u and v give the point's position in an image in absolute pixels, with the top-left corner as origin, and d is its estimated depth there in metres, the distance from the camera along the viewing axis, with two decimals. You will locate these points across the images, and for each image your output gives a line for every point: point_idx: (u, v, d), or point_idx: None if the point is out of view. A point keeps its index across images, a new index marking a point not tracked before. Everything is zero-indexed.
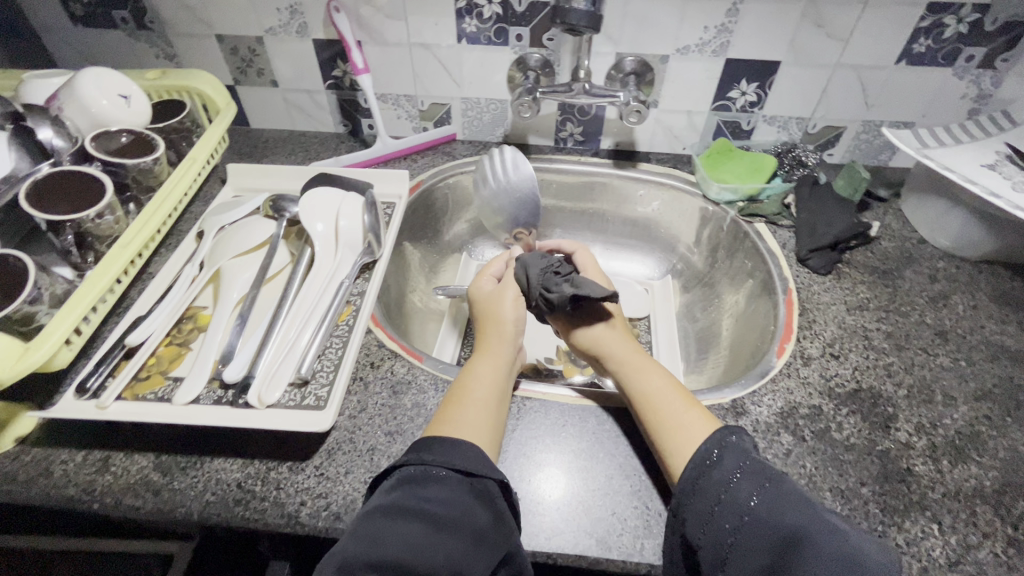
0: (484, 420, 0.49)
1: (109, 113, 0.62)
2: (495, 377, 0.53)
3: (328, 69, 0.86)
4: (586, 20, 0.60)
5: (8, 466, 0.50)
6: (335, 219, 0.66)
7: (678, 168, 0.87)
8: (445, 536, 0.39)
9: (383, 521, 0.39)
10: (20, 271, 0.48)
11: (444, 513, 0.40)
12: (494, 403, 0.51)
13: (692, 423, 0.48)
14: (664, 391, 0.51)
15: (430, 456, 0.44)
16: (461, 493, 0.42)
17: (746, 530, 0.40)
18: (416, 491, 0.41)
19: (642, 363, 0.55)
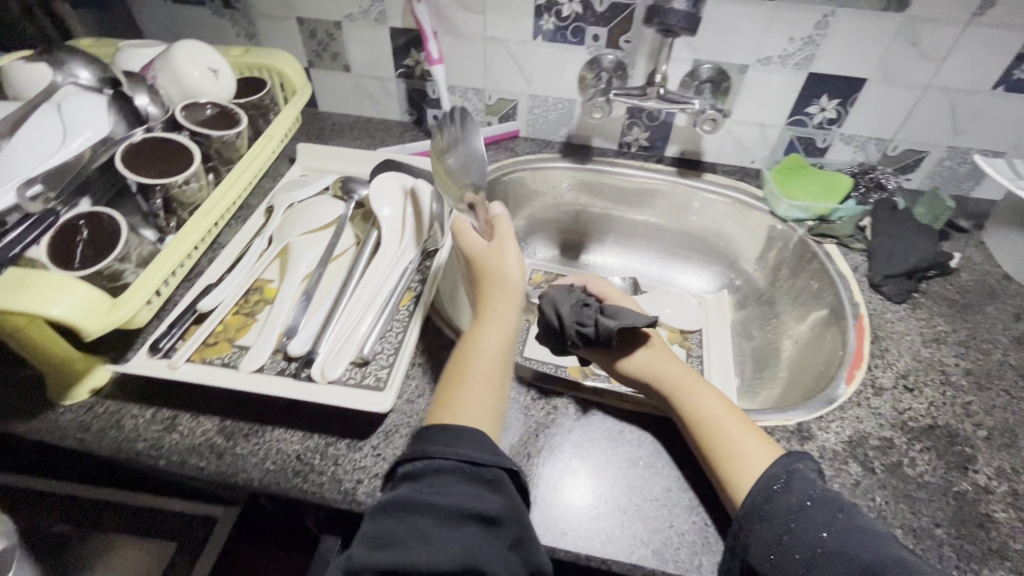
0: (488, 402, 0.47)
1: (198, 85, 0.64)
2: (495, 357, 0.50)
3: (401, 57, 0.87)
4: (685, 21, 0.60)
5: (82, 416, 0.52)
6: (402, 205, 0.67)
7: (745, 181, 0.85)
8: (456, 531, 0.37)
9: (395, 517, 0.37)
10: (112, 230, 0.50)
11: (451, 507, 0.37)
12: (497, 380, 0.49)
13: (753, 449, 0.47)
14: (719, 413, 0.50)
15: (435, 447, 0.41)
16: (469, 483, 0.39)
17: (820, 560, 0.39)
18: (423, 483, 0.39)
19: (693, 384, 0.53)
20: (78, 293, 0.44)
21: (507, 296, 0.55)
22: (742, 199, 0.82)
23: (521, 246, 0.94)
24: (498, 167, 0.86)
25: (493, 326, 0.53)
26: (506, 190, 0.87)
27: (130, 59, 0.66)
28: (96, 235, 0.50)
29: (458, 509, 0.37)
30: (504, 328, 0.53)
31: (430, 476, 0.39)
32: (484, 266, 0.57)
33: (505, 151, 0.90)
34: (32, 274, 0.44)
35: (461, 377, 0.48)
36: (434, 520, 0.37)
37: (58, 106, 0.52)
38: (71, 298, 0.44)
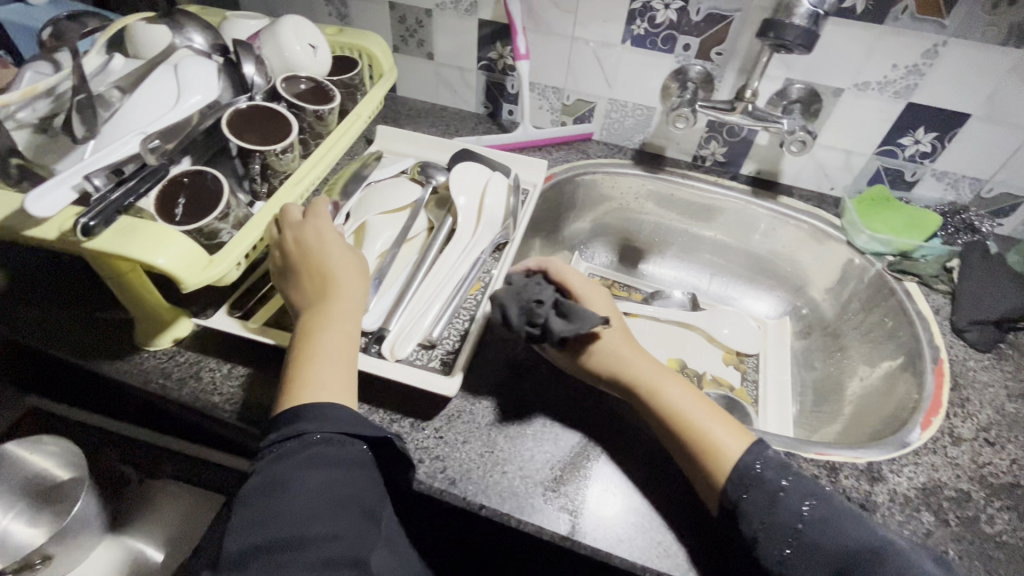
0: (346, 374, 0.46)
1: (298, 59, 0.66)
2: (348, 330, 0.48)
3: (486, 50, 0.88)
4: (802, 38, 0.58)
5: (165, 363, 0.54)
6: (479, 196, 0.68)
7: (822, 208, 0.82)
8: (326, 497, 0.39)
9: (266, 496, 0.38)
10: (214, 191, 0.52)
11: (320, 478, 0.39)
12: (349, 356, 0.47)
13: (726, 439, 0.46)
14: (690, 403, 0.49)
15: (291, 428, 0.42)
16: (333, 451, 0.41)
17: (804, 539, 0.41)
18: (286, 459, 0.40)
19: (658, 374, 0.51)
20: (182, 246, 0.46)
21: (348, 270, 0.52)
22: (818, 226, 0.80)
23: (581, 249, 0.93)
24: (569, 168, 0.86)
25: (339, 303, 0.49)
26: (574, 192, 0.87)
27: (236, 29, 0.69)
28: (199, 194, 0.52)
29: (325, 477, 0.39)
30: (347, 305, 0.50)
31: (297, 451, 0.41)
32: (303, 237, 0.52)
33: (577, 152, 0.89)
34: (141, 223, 0.46)
35: (304, 358, 0.46)
36: (301, 491, 0.38)
37: (175, 67, 0.55)
38: (175, 249, 0.46)
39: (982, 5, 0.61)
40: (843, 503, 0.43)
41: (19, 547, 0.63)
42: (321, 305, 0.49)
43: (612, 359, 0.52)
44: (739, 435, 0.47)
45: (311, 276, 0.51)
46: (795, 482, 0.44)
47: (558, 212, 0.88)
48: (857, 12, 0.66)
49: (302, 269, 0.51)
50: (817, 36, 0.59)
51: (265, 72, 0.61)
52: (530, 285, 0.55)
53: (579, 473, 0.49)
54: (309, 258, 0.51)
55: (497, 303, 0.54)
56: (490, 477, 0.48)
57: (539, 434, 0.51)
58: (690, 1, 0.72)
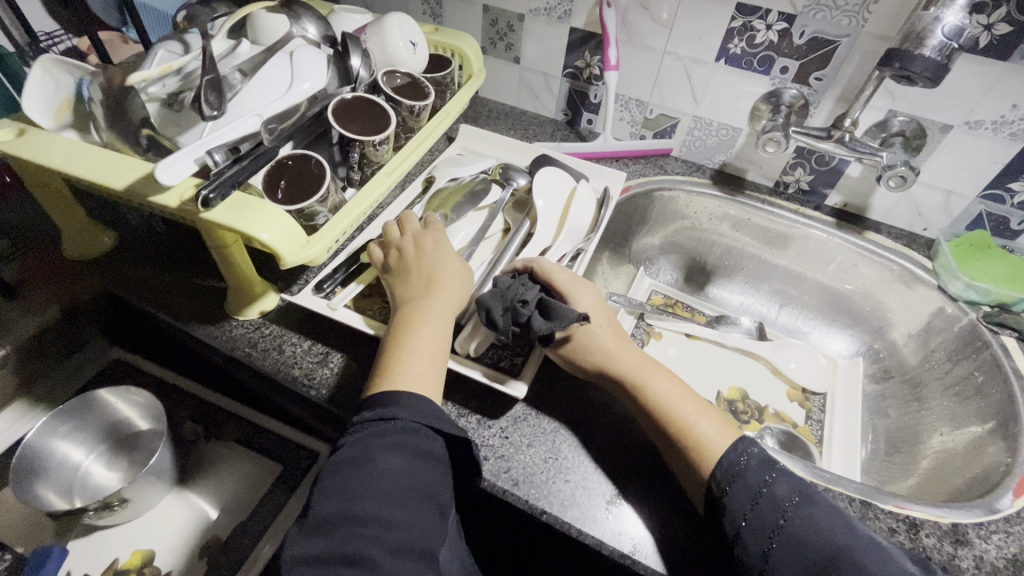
0: (435, 372, 0.48)
1: (399, 55, 0.68)
2: (442, 331, 0.50)
3: (573, 58, 0.88)
4: (930, 70, 0.55)
5: (250, 333, 0.57)
6: (558, 202, 0.68)
7: (912, 248, 0.78)
8: (404, 483, 0.40)
9: (352, 472, 0.40)
10: (318, 174, 0.54)
11: (403, 463, 0.41)
12: (440, 352, 0.49)
13: (711, 433, 0.47)
14: (676, 397, 0.50)
15: (382, 411, 0.43)
16: (417, 442, 0.42)
17: (786, 533, 0.41)
18: (374, 440, 0.42)
19: (648, 369, 0.52)
20: (284, 224, 0.49)
21: (453, 277, 0.54)
22: (906, 267, 0.76)
23: (647, 265, 0.92)
24: (646, 182, 0.85)
25: (438, 304, 0.52)
26: (647, 207, 0.87)
27: (343, 23, 0.72)
28: (301, 175, 0.54)
29: (406, 463, 0.41)
30: (446, 304, 0.52)
31: (385, 436, 0.42)
32: (418, 242, 0.57)
33: (655, 167, 0.89)
34: (252, 201, 0.49)
35: (399, 348, 0.48)
36: (385, 471, 0.40)
37: (291, 54, 0.58)
38: (279, 227, 0.48)
39: None
40: (828, 502, 0.43)
41: (97, 488, 0.68)
42: (422, 301, 0.52)
43: (597, 351, 0.53)
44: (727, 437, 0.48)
45: (418, 276, 0.54)
46: (777, 479, 0.44)
47: (629, 225, 0.87)
48: (979, 45, 0.63)
49: (412, 268, 0.55)
50: (946, 69, 0.56)
51: (369, 66, 0.64)
52: (509, 286, 0.53)
53: (643, 493, 0.48)
54: (418, 262, 0.55)
55: (478, 304, 0.52)
56: (553, 484, 0.48)
57: (604, 447, 0.51)
58: (795, 23, 0.70)
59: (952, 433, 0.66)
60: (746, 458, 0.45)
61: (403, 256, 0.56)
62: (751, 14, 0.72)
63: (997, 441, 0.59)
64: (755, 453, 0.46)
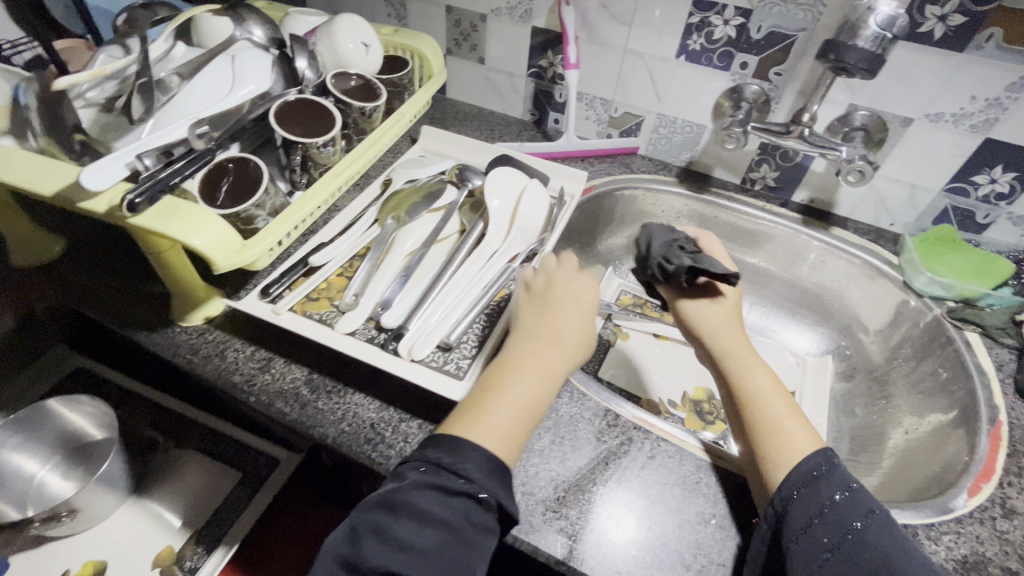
0: (518, 431, 0.44)
1: (350, 56, 0.67)
2: (545, 388, 0.47)
3: (537, 57, 0.87)
4: (865, 62, 0.55)
5: (193, 339, 0.56)
6: (513, 202, 0.67)
7: (878, 243, 0.77)
8: (440, 548, 0.38)
9: (400, 520, 0.38)
10: (256, 177, 0.54)
11: (443, 526, 0.38)
12: (531, 412, 0.46)
13: (798, 436, 0.47)
14: (772, 403, 0.50)
15: (449, 460, 0.41)
16: (465, 508, 0.39)
17: (844, 551, 0.40)
18: (435, 492, 0.39)
19: (749, 357, 0.54)
20: (219, 229, 0.48)
21: (582, 333, 0.51)
22: (871, 263, 0.75)
23: (615, 265, 0.92)
24: (611, 181, 0.85)
25: (555, 358, 0.48)
26: (613, 206, 0.86)
27: (296, 24, 0.72)
28: (240, 180, 0.54)
29: (446, 527, 0.38)
30: (562, 363, 0.49)
31: (439, 491, 0.39)
32: (558, 287, 0.54)
33: (620, 166, 0.88)
34: (185, 206, 0.48)
35: (494, 389, 0.46)
36: (426, 528, 0.38)
37: (233, 58, 0.57)
38: (212, 232, 0.48)
39: None
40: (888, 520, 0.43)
41: (51, 498, 0.67)
42: (536, 348, 0.49)
43: (709, 322, 0.57)
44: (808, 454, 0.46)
45: (550, 320, 0.51)
46: (841, 494, 0.43)
47: (594, 225, 0.87)
48: (934, 37, 0.61)
49: (551, 304, 0.52)
50: (883, 61, 0.55)
51: (315, 67, 0.63)
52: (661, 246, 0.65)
53: (582, 499, 0.47)
54: (550, 298, 0.53)
55: (647, 235, 0.67)
56: None
57: (546, 452, 0.50)
58: (751, 18, 0.70)
59: (916, 431, 0.65)
60: (823, 469, 0.44)
61: (539, 287, 0.54)
62: (708, 10, 0.71)
63: (956, 439, 0.58)
64: (823, 470, 0.44)
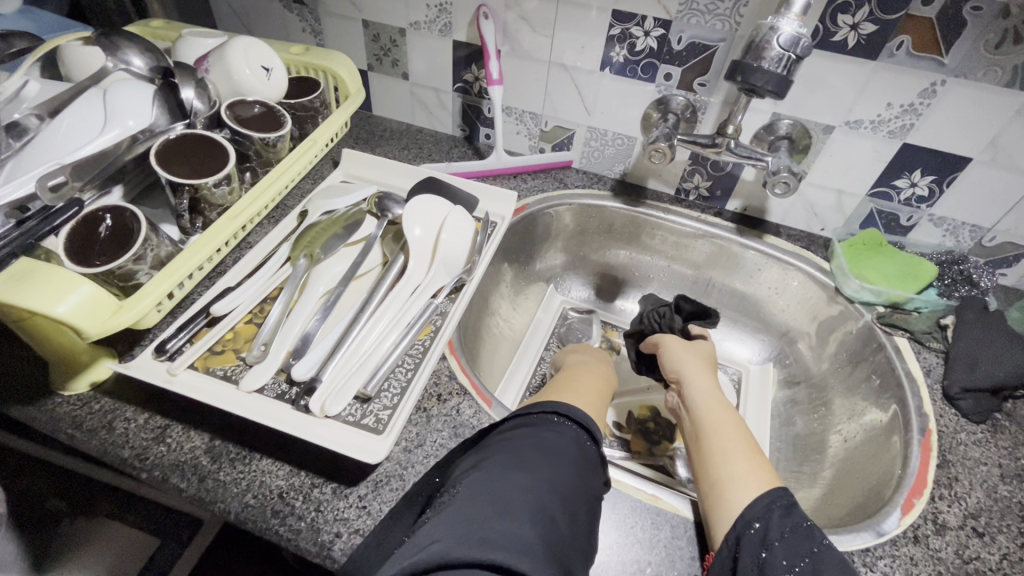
0: (596, 407, 0.54)
1: (248, 82, 0.62)
2: (598, 385, 0.59)
3: (461, 71, 0.84)
4: (773, 83, 0.54)
5: (76, 411, 0.50)
6: (436, 229, 0.64)
7: (810, 250, 0.77)
8: (575, 484, 0.41)
9: (546, 445, 0.43)
10: (131, 228, 0.48)
11: (576, 465, 0.43)
12: (598, 400, 0.56)
13: (761, 471, 0.47)
14: (736, 436, 0.51)
15: (578, 420, 0.47)
16: (588, 463, 0.44)
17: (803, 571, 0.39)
18: (565, 433, 0.45)
19: (719, 400, 0.56)
20: (85, 292, 0.42)
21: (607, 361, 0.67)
22: (804, 270, 0.75)
23: (556, 282, 0.91)
24: (544, 198, 0.82)
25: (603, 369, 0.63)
26: (548, 222, 0.83)
27: (190, 48, 0.66)
28: (115, 232, 0.48)
29: (580, 468, 0.43)
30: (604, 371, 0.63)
31: (574, 441, 0.45)
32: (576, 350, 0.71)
33: (554, 181, 0.85)
34: (43, 269, 0.42)
35: (565, 386, 0.57)
36: (566, 462, 0.42)
37: (104, 92, 0.52)
38: (78, 296, 0.42)
39: (986, 41, 0.56)
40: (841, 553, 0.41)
41: None
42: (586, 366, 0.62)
43: (685, 366, 0.62)
44: (766, 481, 0.46)
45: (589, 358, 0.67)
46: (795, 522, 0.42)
47: (530, 244, 0.84)
48: (848, 45, 0.61)
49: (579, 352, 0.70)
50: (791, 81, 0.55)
51: (206, 96, 0.58)
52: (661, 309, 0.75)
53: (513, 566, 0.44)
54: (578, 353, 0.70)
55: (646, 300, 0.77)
56: None
57: None
58: (671, 29, 0.68)
59: (853, 439, 0.65)
60: (777, 501, 0.44)
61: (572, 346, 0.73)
62: (628, 21, 0.69)
63: (889, 450, 0.58)
64: (783, 502, 0.44)
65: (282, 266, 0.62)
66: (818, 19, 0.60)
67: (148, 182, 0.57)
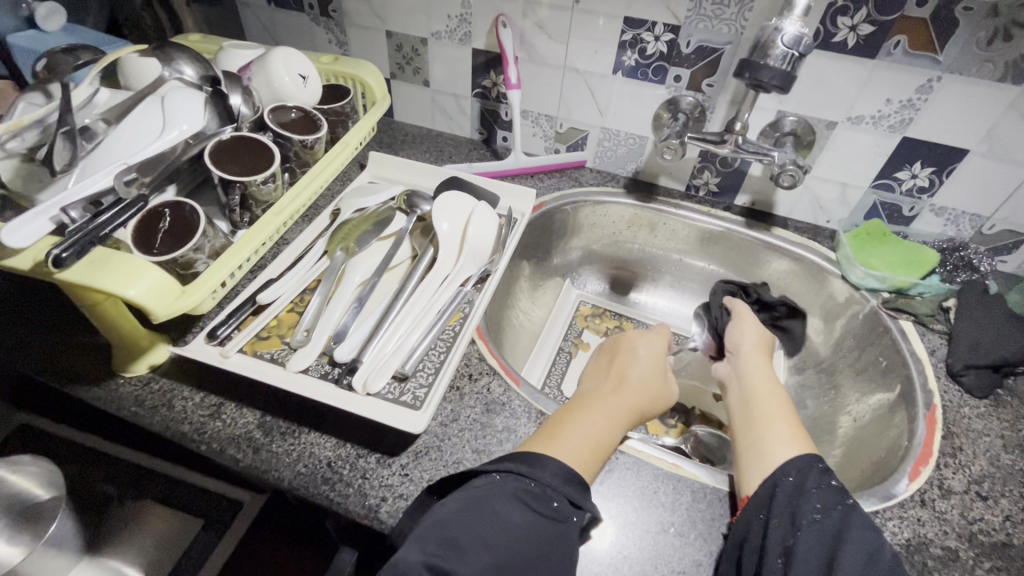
0: (590, 456, 0.48)
1: (287, 89, 0.67)
2: (608, 423, 0.51)
3: (479, 78, 0.88)
4: (778, 79, 0.58)
5: (138, 391, 0.54)
6: (462, 224, 0.68)
7: (817, 241, 0.80)
8: (527, 540, 0.39)
9: (487, 504, 0.41)
10: (191, 221, 0.53)
11: (524, 519, 0.40)
12: (599, 447, 0.49)
13: (792, 439, 0.50)
14: (777, 407, 0.55)
15: (527, 469, 0.44)
16: (552, 508, 0.42)
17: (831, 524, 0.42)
18: (509, 486, 0.42)
19: (766, 380, 0.59)
20: (153, 278, 0.46)
21: (649, 375, 0.58)
22: (812, 259, 0.78)
23: (572, 276, 0.94)
24: (560, 195, 0.86)
25: (624, 397, 0.55)
26: (564, 218, 0.87)
27: (231, 59, 0.71)
28: (176, 224, 0.53)
29: (529, 520, 0.40)
30: (627, 398, 0.55)
31: (524, 493, 0.42)
32: (633, 339, 0.63)
33: (569, 180, 0.89)
34: (115, 257, 0.46)
35: (576, 421, 0.51)
36: (511, 517, 0.40)
37: (162, 99, 0.56)
38: (147, 282, 0.46)
39: (978, 39, 0.60)
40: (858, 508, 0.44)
41: None
42: (601, 395, 0.55)
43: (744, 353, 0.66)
44: (804, 447, 0.50)
45: (617, 367, 0.60)
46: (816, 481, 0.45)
47: (548, 239, 0.88)
48: (848, 46, 0.65)
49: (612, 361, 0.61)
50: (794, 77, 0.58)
51: (251, 103, 0.63)
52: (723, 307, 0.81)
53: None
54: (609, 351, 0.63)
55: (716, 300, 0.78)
56: None
57: None
58: (680, 33, 0.72)
59: (862, 418, 0.68)
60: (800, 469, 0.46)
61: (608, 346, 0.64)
62: (639, 27, 0.73)
63: (895, 425, 0.61)
64: (804, 468, 0.46)
65: (319, 259, 0.66)
66: (819, 22, 0.64)
67: (198, 182, 0.62)
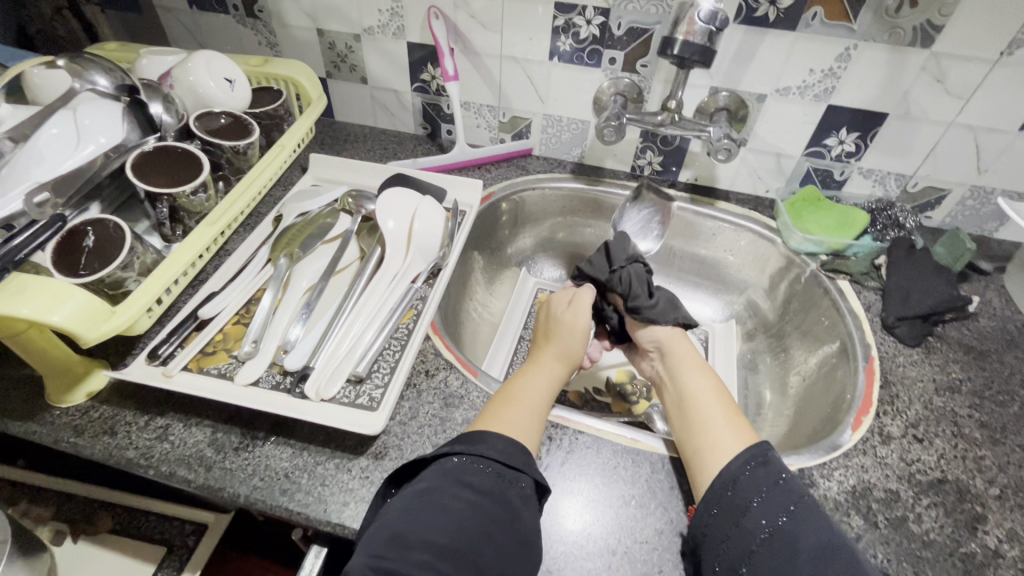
0: (533, 421, 0.50)
1: (214, 95, 0.65)
2: (542, 392, 0.53)
3: (418, 72, 0.87)
4: (698, 54, 0.60)
5: (76, 420, 0.52)
6: (409, 221, 0.67)
7: (758, 211, 0.83)
8: (474, 518, 0.40)
9: (427, 496, 0.41)
10: (117, 238, 0.51)
11: (468, 500, 0.41)
12: (542, 413, 0.52)
13: (731, 437, 0.49)
14: (713, 401, 0.53)
15: (476, 449, 0.45)
16: (500, 487, 0.43)
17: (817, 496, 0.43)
18: (454, 475, 0.43)
19: (698, 369, 0.57)
20: (80, 300, 0.44)
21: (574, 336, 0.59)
22: (754, 230, 0.81)
23: (527, 265, 0.95)
24: (508, 185, 0.86)
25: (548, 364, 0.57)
26: (513, 207, 0.87)
27: (150, 67, 0.68)
28: (101, 242, 0.50)
29: (474, 500, 0.41)
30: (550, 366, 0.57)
31: (468, 477, 0.43)
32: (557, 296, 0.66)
33: (516, 169, 0.89)
34: (36, 280, 0.43)
35: (509, 393, 0.53)
36: (451, 506, 0.40)
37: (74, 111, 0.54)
38: (72, 306, 0.43)
39: (887, 7, 0.63)
40: None
41: None
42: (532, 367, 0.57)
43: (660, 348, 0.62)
44: (747, 440, 0.49)
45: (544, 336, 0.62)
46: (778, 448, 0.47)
47: (500, 229, 0.88)
48: (770, 20, 0.67)
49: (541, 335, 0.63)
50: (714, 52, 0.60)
51: (175, 111, 0.61)
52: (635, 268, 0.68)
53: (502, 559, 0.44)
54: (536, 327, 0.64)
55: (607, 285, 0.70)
56: None
57: None
58: (611, 16, 0.73)
59: (810, 377, 0.71)
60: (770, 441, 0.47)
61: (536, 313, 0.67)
62: (570, 12, 0.74)
63: (839, 379, 0.64)
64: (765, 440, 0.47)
65: (263, 267, 0.64)
66: None
67: (124, 197, 0.59)
